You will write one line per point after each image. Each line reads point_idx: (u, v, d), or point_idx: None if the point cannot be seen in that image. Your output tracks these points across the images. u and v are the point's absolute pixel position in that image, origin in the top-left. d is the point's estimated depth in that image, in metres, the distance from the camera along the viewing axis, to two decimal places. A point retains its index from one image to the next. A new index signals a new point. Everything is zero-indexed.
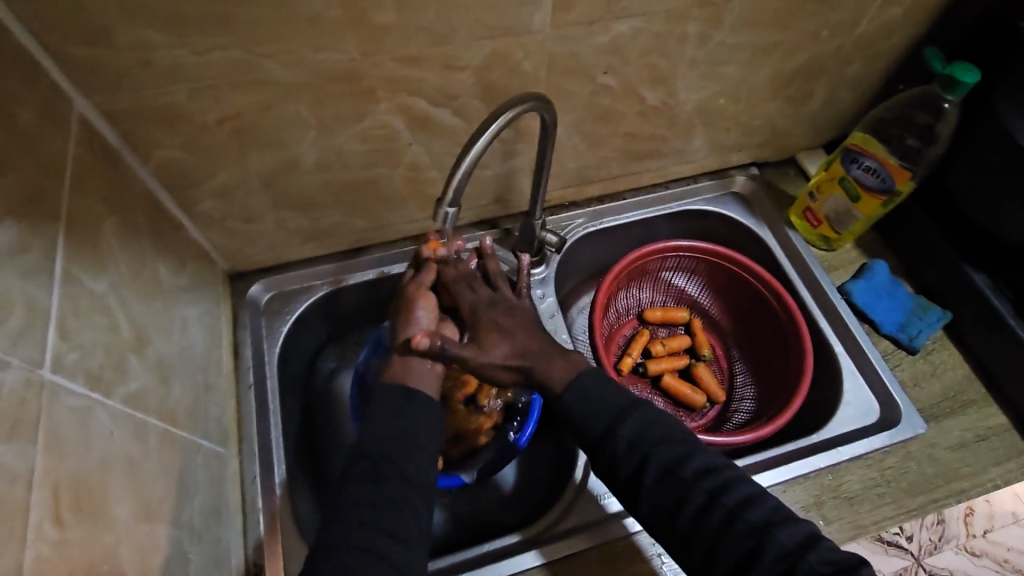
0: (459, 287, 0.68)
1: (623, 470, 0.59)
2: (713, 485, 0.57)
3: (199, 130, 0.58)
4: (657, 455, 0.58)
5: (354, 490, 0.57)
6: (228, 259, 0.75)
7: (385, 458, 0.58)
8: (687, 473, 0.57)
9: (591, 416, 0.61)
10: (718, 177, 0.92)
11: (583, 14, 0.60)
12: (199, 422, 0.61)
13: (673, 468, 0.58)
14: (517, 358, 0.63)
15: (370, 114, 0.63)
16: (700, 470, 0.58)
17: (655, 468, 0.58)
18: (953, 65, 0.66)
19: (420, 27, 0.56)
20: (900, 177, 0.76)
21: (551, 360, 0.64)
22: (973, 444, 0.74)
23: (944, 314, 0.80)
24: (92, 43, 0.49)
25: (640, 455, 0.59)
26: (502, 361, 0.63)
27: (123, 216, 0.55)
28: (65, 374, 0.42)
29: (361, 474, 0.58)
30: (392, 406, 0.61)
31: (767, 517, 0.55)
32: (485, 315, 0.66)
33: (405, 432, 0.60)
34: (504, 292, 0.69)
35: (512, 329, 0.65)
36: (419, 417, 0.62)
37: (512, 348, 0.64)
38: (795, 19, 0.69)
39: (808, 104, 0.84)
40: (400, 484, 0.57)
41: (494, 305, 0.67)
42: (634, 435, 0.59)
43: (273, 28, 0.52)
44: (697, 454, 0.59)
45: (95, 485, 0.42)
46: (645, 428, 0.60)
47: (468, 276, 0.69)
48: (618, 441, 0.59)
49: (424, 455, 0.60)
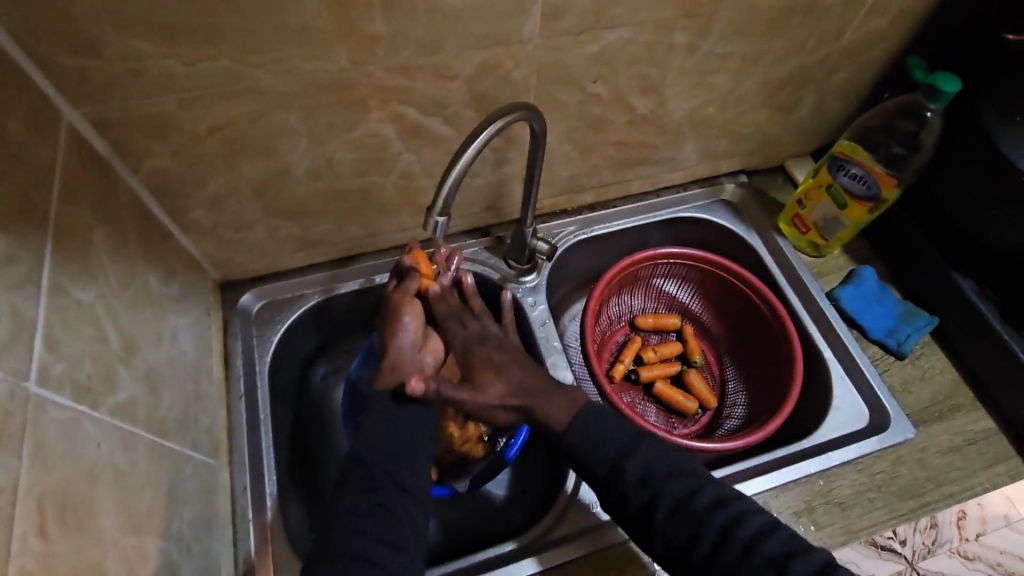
0: (450, 317, 0.65)
1: (635, 504, 0.60)
2: (727, 517, 0.58)
3: (190, 139, 0.58)
4: (668, 490, 0.60)
5: (353, 501, 0.58)
6: (219, 268, 0.75)
7: (383, 470, 0.60)
8: (701, 505, 0.59)
9: (602, 448, 0.63)
10: (708, 184, 0.93)
11: (573, 24, 0.61)
12: (189, 432, 0.61)
13: (684, 503, 0.59)
14: (515, 398, 0.65)
15: (361, 123, 0.63)
16: (712, 503, 0.59)
17: (666, 503, 0.59)
18: (935, 74, 0.68)
19: (410, 37, 0.56)
20: (885, 184, 0.77)
21: (550, 396, 0.66)
22: (962, 448, 0.74)
23: (932, 320, 0.81)
24: (82, 53, 0.49)
25: (652, 491, 0.60)
26: (497, 401, 0.64)
27: (112, 226, 0.55)
28: (51, 385, 0.42)
29: (359, 485, 0.59)
30: (387, 417, 0.62)
31: (783, 548, 0.56)
32: (477, 353, 0.65)
33: (402, 443, 0.61)
34: (493, 328, 0.68)
35: (505, 366, 0.65)
36: (413, 425, 0.63)
37: (507, 386, 0.65)
38: (782, 29, 0.70)
39: (796, 112, 0.85)
40: (399, 495, 0.59)
41: (486, 340, 0.66)
42: (643, 472, 0.61)
43: (264, 38, 0.52)
44: (707, 486, 0.60)
45: (82, 497, 0.42)
46: (651, 466, 0.61)
47: (457, 310, 0.66)
48: (627, 478, 0.61)
49: (421, 465, 0.61)
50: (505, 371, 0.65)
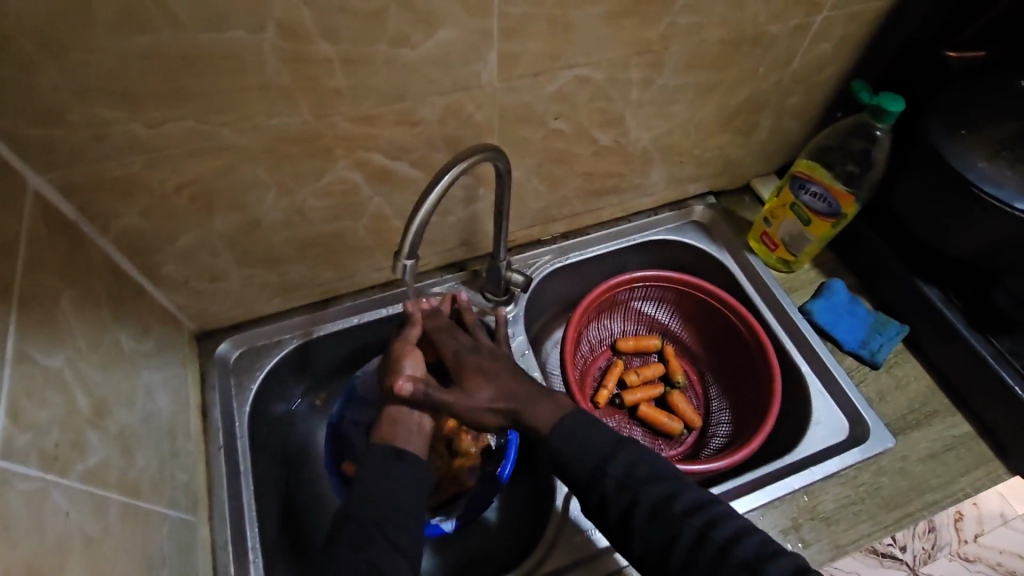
0: (442, 336, 0.70)
1: (612, 513, 0.60)
2: (703, 521, 0.57)
3: (158, 197, 0.59)
4: (646, 494, 0.59)
5: (342, 558, 0.56)
6: (194, 320, 0.75)
7: (373, 525, 0.58)
8: (678, 509, 0.58)
9: (578, 456, 0.61)
10: (678, 207, 0.95)
11: (529, 66, 0.63)
12: (165, 490, 0.60)
13: (663, 506, 0.58)
14: (503, 402, 0.65)
15: (329, 171, 0.64)
16: (690, 507, 0.58)
17: (645, 507, 0.59)
18: (879, 96, 0.71)
19: (371, 89, 0.58)
20: (845, 201, 0.80)
21: (534, 402, 0.65)
22: (940, 454, 0.75)
23: (902, 328, 0.83)
24: (46, 123, 0.49)
25: (628, 495, 0.59)
26: (486, 404, 0.65)
27: (81, 288, 0.55)
28: (16, 457, 0.41)
29: (348, 542, 0.57)
30: (379, 469, 0.62)
31: (759, 549, 0.56)
32: (469, 361, 0.67)
33: (392, 497, 0.60)
34: (484, 340, 0.71)
35: (496, 372, 0.67)
36: (406, 474, 0.63)
37: (498, 391, 0.65)
38: (733, 59, 0.73)
39: (755, 134, 0.88)
40: (388, 551, 0.58)
41: (478, 351, 0.69)
42: (622, 475, 0.60)
43: (227, 99, 0.54)
44: (685, 491, 0.60)
45: (50, 571, 0.41)
46: (633, 466, 0.61)
47: (449, 327, 0.71)
48: (607, 481, 0.60)
49: (412, 518, 0.60)
50: (495, 376, 0.66)
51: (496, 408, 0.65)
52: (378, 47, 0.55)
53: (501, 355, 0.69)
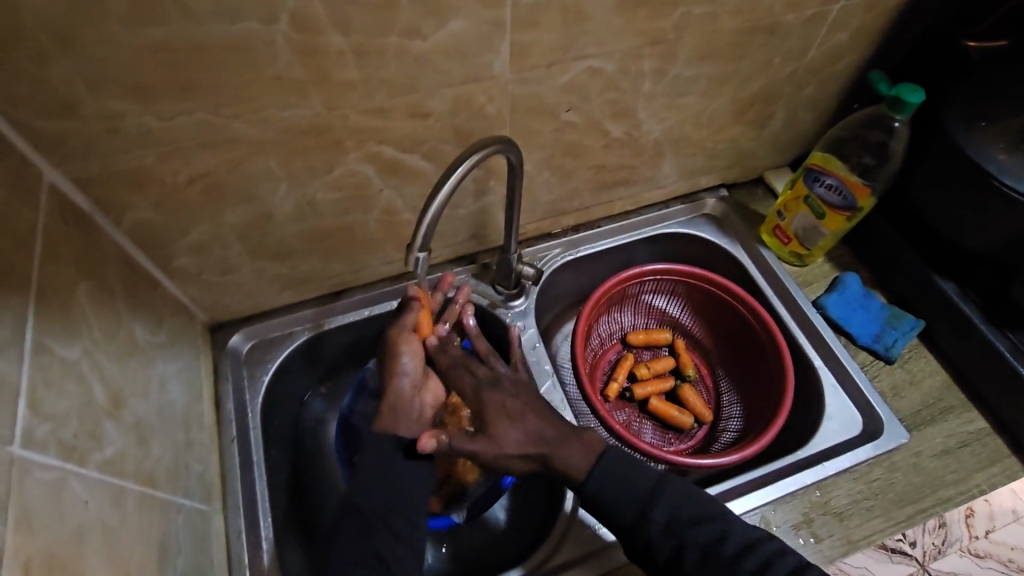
0: (456, 372, 0.69)
1: (660, 555, 0.59)
2: (756, 563, 0.57)
3: (172, 190, 0.59)
4: (694, 538, 0.59)
5: (346, 547, 0.58)
6: (207, 311, 0.75)
7: (378, 519, 0.59)
8: (728, 552, 0.58)
9: (621, 504, 0.61)
10: (690, 200, 0.94)
11: (541, 57, 0.62)
12: (180, 481, 0.60)
13: (713, 550, 0.58)
14: (533, 446, 0.63)
15: (341, 163, 0.64)
16: (739, 549, 0.58)
17: (694, 552, 0.58)
18: (897, 86, 0.70)
19: (383, 80, 0.58)
20: (861, 194, 0.79)
21: (565, 444, 0.64)
22: (955, 450, 0.75)
23: (918, 322, 0.81)
24: (60, 114, 0.50)
25: (676, 540, 0.59)
26: (516, 449, 0.63)
27: (96, 279, 0.56)
28: (35, 446, 0.42)
29: (353, 535, 0.58)
30: (384, 458, 0.62)
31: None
32: (490, 399, 0.66)
33: (400, 489, 0.61)
34: (501, 369, 0.70)
35: (522, 414, 0.65)
36: (411, 465, 0.62)
37: (525, 434, 0.64)
38: (747, 49, 0.72)
39: (769, 126, 0.87)
40: (392, 543, 0.59)
41: (498, 386, 0.68)
42: (667, 518, 0.60)
43: (238, 90, 0.53)
44: (733, 532, 0.60)
45: (69, 559, 0.41)
46: (676, 509, 0.61)
47: (462, 359, 0.70)
48: (652, 526, 0.60)
49: (417, 511, 0.61)
50: (521, 417, 0.64)
51: (525, 453, 0.63)
52: (390, 38, 0.54)
53: (517, 389, 0.68)
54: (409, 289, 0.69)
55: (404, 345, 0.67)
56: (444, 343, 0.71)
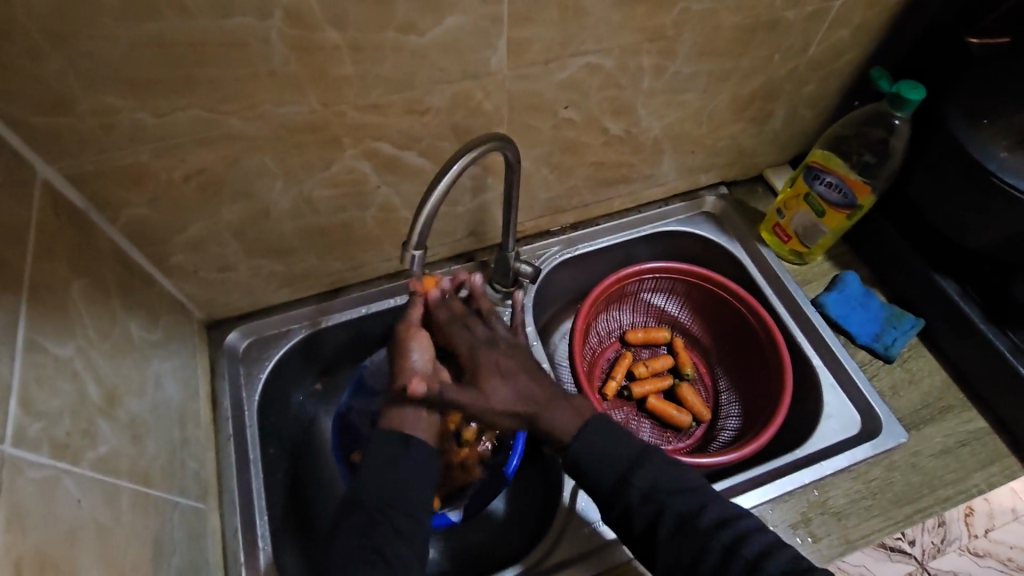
0: (455, 329, 0.68)
1: (637, 523, 0.59)
2: (731, 537, 0.57)
3: (167, 186, 0.59)
4: (673, 506, 0.58)
5: (346, 542, 0.57)
6: (204, 309, 0.75)
7: (379, 513, 0.59)
8: (706, 524, 0.58)
9: (601, 470, 0.61)
10: (689, 198, 0.94)
11: (539, 54, 0.62)
12: (175, 479, 0.60)
13: (690, 519, 0.58)
14: (521, 405, 0.65)
15: (337, 160, 0.64)
16: (717, 522, 0.58)
17: (670, 521, 0.58)
18: (899, 83, 0.69)
19: (380, 76, 0.57)
20: (862, 192, 0.78)
21: (553, 408, 0.65)
22: (954, 450, 0.74)
23: (917, 322, 0.81)
24: (53, 111, 0.49)
25: (654, 508, 0.59)
26: (503, 405, 0.64)
27: (90, 277, 0.55)
28: (28, 445, 0.42)
29: (353, 530, 0.58)
30: (388, 456, 0.62)
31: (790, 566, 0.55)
32: (485, 358, 0.66)
33: (401, 485, 0.61)
34: (500, 331, 0.70)
35: (513, 373, 0.66)
36: (416, 463, 0.62)
37: (515, 394, 0.65)
38: (747, 45, 0.71)
39: (770, 123, 0.86)
40: (393, 538, 0.58)
41: (495, 345, 0.68)
42: (647, 488, 0.60)
43: (234, 87, 0.53)
44: (712, 506, 0.59)
45: (62, 559, 0.41)
46: (657, 481, 0.60)
47: (463, 317, 0.70)
48: (631, 492, 0.60)
49: (417, 508, 0.60)
50: (512, 376, 0.65)
51: (513, 411, 0.65)
52: (386, 34, 0.54)
53: (511, 349, 0.68)
54: (413, 283, 0.70)
55: (410, 337, 0.65)
56: (446, 299, 0.71)
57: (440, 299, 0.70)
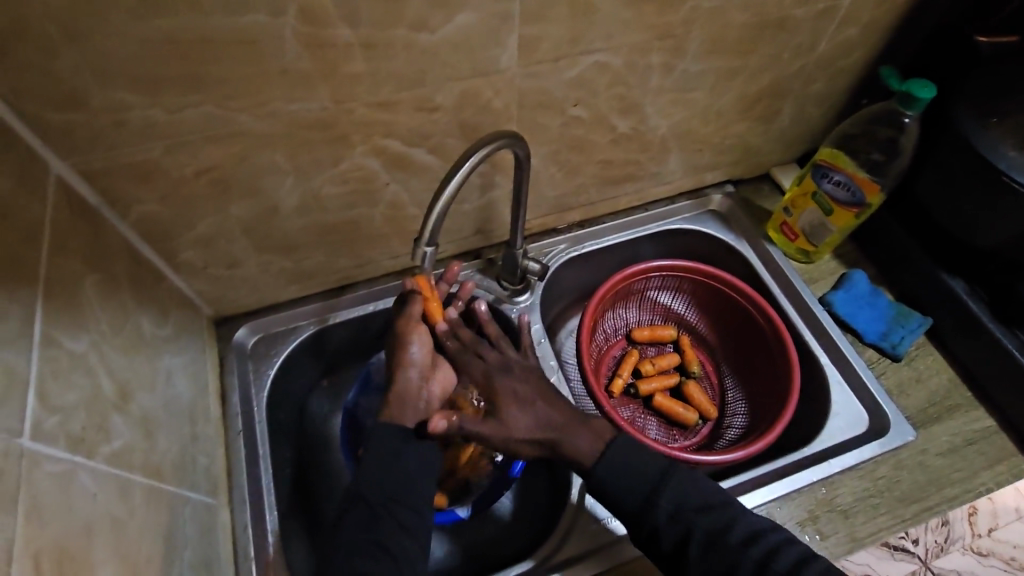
0: (465, 358, 0.67)
1: (666, 542, 0.60)
2: (762, 551, 0.58)
3: (178, 183, 0.59)
4: (700, 524, 0.59)
5: (351, 536, 0.58)
6: (212, 305, 0.75)
7: (382, 509, 0.59)
8: (734, 540, 0.59)
9: (626, 490, 0.62)
10: (695, 196, 0.94)
11: (549, 51, 0.62)
12: (186, 474, 0.60)
13: (718, 537, 0.59)
14: (541, 432, 0.64)
15: (347, 157, 0.64)
16: (746, 538, 0.59)
17: (700, 539, 0.59)
18: (909, 82, 0.69)
19: (390, 73, 0.57)
20: (869, 190, 0.78)
21: (572, 430, 0.64)
22: (961, 448, 0.74)
23: (924, 321, 0.81)
24: (67, 107, 0.50)
25: (682, 526, 0.59)
26: (526, 435, 0.63)
27: (103, 272, 0.56)
28: (45, 439, 0.42)
29: (357, 525, 0.58)
30: (390, 450, 0.61)
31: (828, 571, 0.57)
32: (502, 385, 0.66)
33: (403, 479, 0.60)
34: (512, 355, 0.69)
35: (530, 400, 0.65)
36: (418, 457, 0.61)
37: (534, 420, 0.64)
38: (756, 43, 0.71)
39: (777, 122, 0.86)
40: (398, 533, 0.58)
41: (509, 370, 0.67)
42: (673, 507, 0.61)
43: (246, 83, 0.53)
44: (739, 522, 0.60)
45: (79, 552, 0.42)
46: (683, 499, 0.61)
47: (474, 345, 0.68)
48: (659, 513, 0.60)
49: (421, 501, 0.60)
50: (531, 404, 0.64)
51: (535, 439, 0.63)
52: (398, 30, 0.54)
53: (524, 373, 0.67)
54: (408, 281, 0.67)
55: (410, 334, 0.65)
56: (454, 326, 0.69)
57: (450, 329, 0.68)
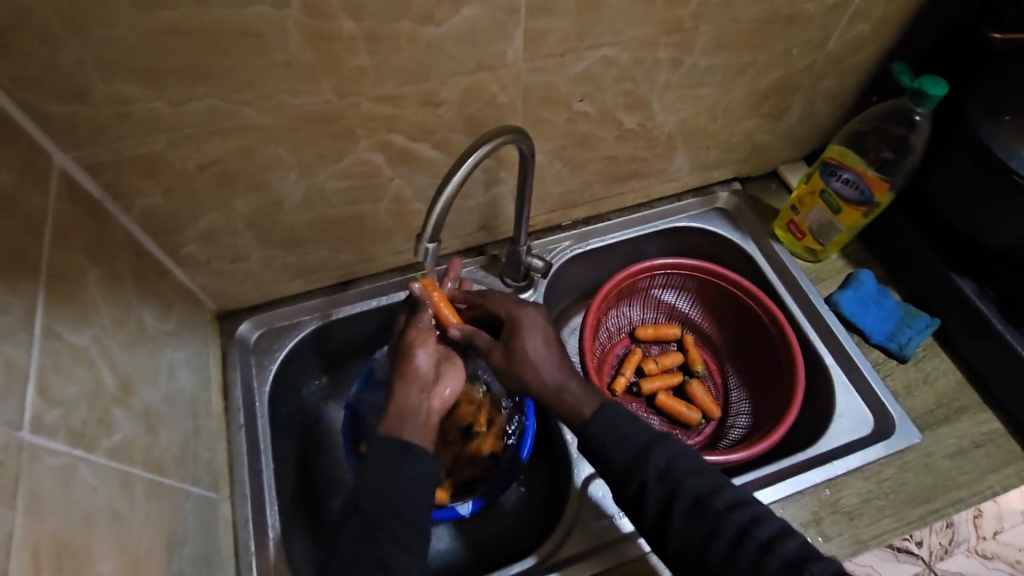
0: (495, 295, 0.70)
1: (650, 507, 0.58)
2: (746, 518, 0.56)
3: (181, 176, 0.59)
4: (688, 486, 0.58)
5: (350, 551, 0.56)
6: (216, 299, 0.75)
7: (380, 523, 0.57)
8: (720, 505, 0.57)
9: (619, 446, 0.61)
10: (702, 194, 0.93)
11: (556, 46, 0.61)
12: (187, 468, 0.60)
13: (704, 500, 0.57)
14: (553, 374, 0.65)
15: (350, 152, 0.63)
16: (732, 503, 0.57)
17: (685, 500, 0.58)
18: (919, 79, 0.68)
19: (395, 67, 0.57)
20: (878, 188, 0.77)
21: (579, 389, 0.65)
22: (968, 451, 0.74)
23: (933, 322, 0.80)
24: (70, 100, 0.49)
25: (670, 488, 0.58)
26: (537, 370, 0.65)
27: (106, 266, 0.56)
28: (45, 433, 0.42)
29: (354, 537, 0.56)
30: (388, 462, 0.59)
31: (800, 550, 0.54)
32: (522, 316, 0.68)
33: (401, 491, 0.58)
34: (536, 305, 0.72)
35: (547, 338, 0.67)
36: (416, 468, 0.59)
37: (548, 361, 0.66)
38: (765, 39, 0.70)
39: (785, 119, 0.85)
40: (395, 548, 0.56)
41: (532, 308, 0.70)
42: (665, 466, 0.59)
43: (250, 76, 0.53)
44: (727, 487, 0.59)
45: (79, 545, 0.42)
46: (675, 459, 0.60)
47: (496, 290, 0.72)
48: (649, 469, 0.59)
49: (420, 515, 0.58)
50: (545, 339, 0.67)
51: (547, 379, 0.65)
52: (403, 24, 0.53)
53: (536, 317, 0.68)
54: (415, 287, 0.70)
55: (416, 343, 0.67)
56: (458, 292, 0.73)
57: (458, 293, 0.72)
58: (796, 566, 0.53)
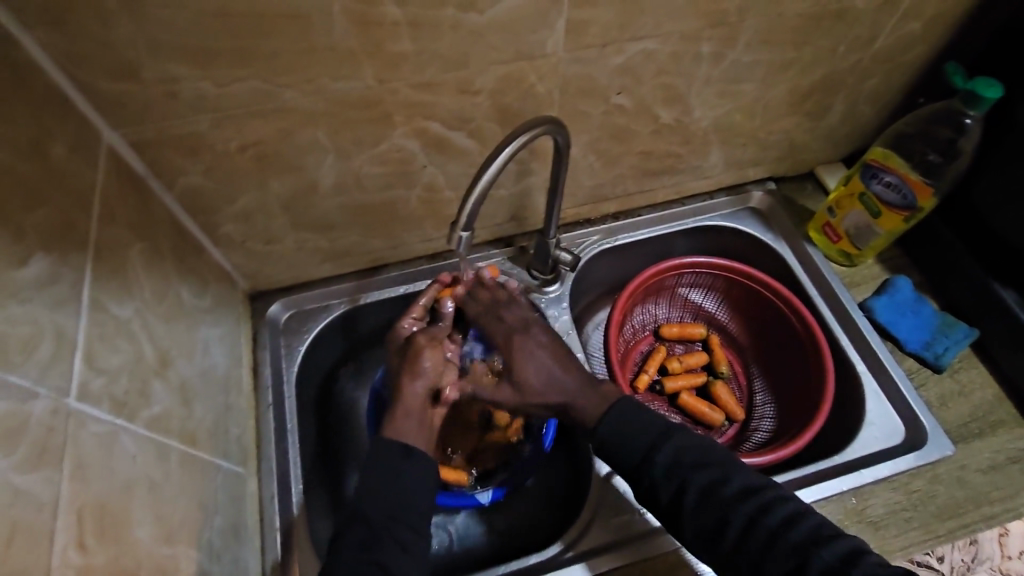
0: (497, 325, 0.72)
1: (663, 495, 0.58)
2: (755, 507, 0.55)
3: (223, 156, 0.60)
4: (695, 479, 0.57)
5: (348, 560, 0.53)
6: (248, 280, 0.77)
7: (382, 529, 0.54)
8: (728, 493, 0.56)
9: (635, 427, 0.61)
10: (735, 193, 0.91)
11: (597, 37, 0.60)
12: (219, 443, 0.62)
13: (713, 491, 0.56)
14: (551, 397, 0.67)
15: (387, 138, 0.64)
16: (741, 492, 0.56)
17: (695, 491, 0.56)
18: (975, 80, 0.66)
19: (435, 53, 0.57)
20: (922, 193, 0.75)
21: (582, 394, 0.66)
22: (1003, 466, 0.71)
23: (970, 331, 0.78)
24: (122, 78, 0.51)
25: (678, 479, 0.57)
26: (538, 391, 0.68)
27: (149, 242, 0.57)
28: (90, 399, 0.43)
29: (355, 545, 0.54)
30: (388, 466, 0.57)
31: (811, 533, 0.53)
32: (518, 341, 0.70)
33: (401, 500, 0.56)
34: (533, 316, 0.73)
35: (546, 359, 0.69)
36: (416, 472, 0.58)
37: (549, 378, 0.68)
38: (811, 35, 0.69)
39: (827, 118, 0.83)
40: (398, 556, 0.54)
41: (528, 330, 0.71)
42: (671, 461, 0.59)
43: (294, 59, 0.53)
44: (735, 475, 0.57)
45: (119, 508, 0.43)
46: (680, 453, 0.59)
47: (494, 308, 0.73)
48: (656, 468, 0.59)
49: (420, 520, 0.56)
50: (546, 366, 0.68)
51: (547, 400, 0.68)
52: (445, 11, 0.53)
53: (537, 333, 0.71)
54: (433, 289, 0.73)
55: (425, 353, 0.66)
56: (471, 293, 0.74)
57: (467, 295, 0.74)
58: (810, 544, 0.52)
